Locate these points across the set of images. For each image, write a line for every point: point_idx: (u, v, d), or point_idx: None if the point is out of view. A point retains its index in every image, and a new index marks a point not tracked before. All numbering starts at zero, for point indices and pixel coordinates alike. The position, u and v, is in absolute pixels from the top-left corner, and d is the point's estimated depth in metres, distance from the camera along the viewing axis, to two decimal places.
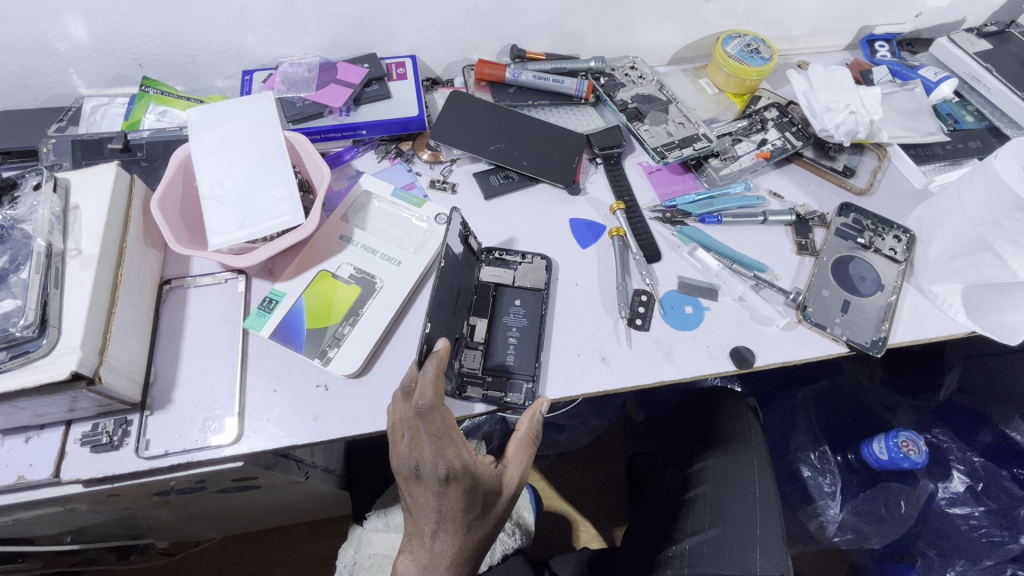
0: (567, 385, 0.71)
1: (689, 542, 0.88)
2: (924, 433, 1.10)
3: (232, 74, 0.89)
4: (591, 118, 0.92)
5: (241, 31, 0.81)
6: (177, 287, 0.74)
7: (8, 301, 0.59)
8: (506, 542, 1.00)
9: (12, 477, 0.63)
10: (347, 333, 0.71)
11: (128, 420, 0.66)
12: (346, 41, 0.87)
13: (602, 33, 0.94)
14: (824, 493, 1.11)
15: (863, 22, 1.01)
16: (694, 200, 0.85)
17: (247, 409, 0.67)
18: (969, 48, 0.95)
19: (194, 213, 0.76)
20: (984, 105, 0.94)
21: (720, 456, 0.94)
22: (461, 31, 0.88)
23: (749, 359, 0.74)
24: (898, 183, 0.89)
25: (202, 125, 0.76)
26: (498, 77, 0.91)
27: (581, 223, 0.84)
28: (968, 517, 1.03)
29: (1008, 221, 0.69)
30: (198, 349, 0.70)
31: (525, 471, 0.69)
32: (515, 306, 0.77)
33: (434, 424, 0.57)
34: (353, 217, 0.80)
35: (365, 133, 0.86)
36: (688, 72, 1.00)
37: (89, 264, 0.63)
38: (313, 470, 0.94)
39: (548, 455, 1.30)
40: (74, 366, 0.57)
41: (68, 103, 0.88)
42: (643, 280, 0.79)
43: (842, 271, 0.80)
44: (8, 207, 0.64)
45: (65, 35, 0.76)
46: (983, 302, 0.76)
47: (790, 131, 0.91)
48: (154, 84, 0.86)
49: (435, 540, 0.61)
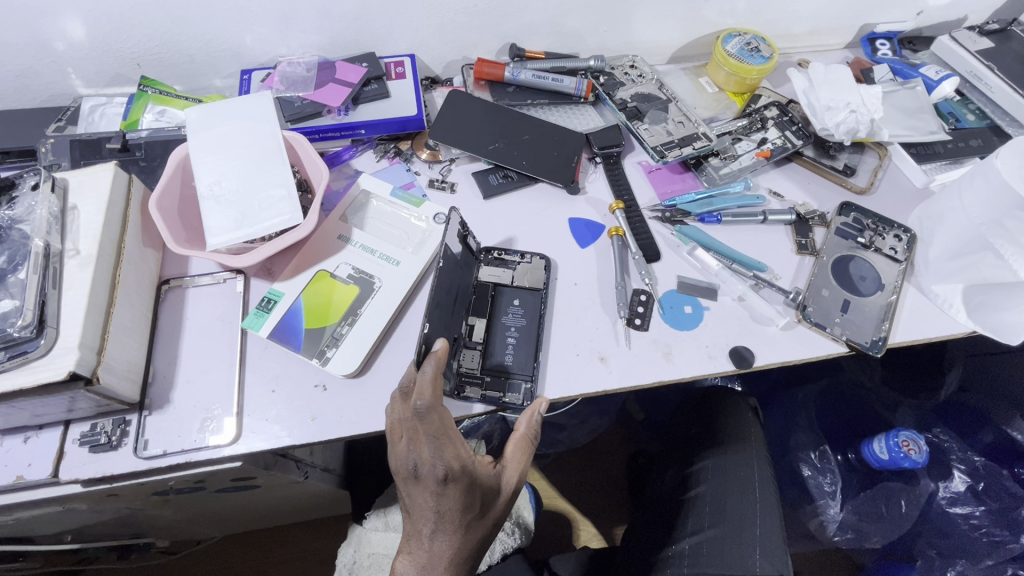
0: (566, 385, 0.71)
1: (688, 541, 0.88)
2: (925, 433, 1.10)
3: (231, 74, 0.89)
4: (590, 118, 0.92)
5: (239, 30, 0.81)
6: (176, 287, 0.74)
7: (7, 301, 0.59)
8: (506, 541, 1.00)
9: (11, 477, 0.63)
10: (345, 333, 0.71)
11: (126, 420, 0.66)
12: (344, 40, 0.87)
13: (601, 31, 0.93)
14: (824, 493, 1.10)
15: (864, 20, 1.01)
16: (693, 199, 0.85)
17: (246, 409, 0.68)
18: (970, 46, 0.95)
19: (193, 213, 0.76)
20: (985, 103, 0.94)
21: (720, 455, 0.94)
22: (459, 29, 0.88)
23: (748, 359, 0.73)
24: (899, 182, 0.89)
25: (200, 124, 0.76)
26: (498, 76, 0.90)
27: (580, 223, 0.83)
28: (968, 517, 1.03)
29: (1009, 220, 0.69)
30: (197, 349, 0.70)
31: (524, 471, 0.69)
32: (513, 306, 0.76)
33: (433, 425, 0.57)
34: (351, 217, 0.80)
35: (363, 132, 0.86)
36: (688, 71, 1.00)
37: (87, 264, 0.63)
38: (312, 469, 0.94)
39: (548, 455, 1.30)
40: (72, 366, 0.57)
41: (67, 103, 0.88)
42: (642, 279, 0.78)
43: (842, 271, 0.79)
44: (6, 207, 0.64)
45: (62, 35, 0.76)
46: (984, 302, 0.76)
47: (790, 130, 0.91)
48: (153, 83, 0.86)
49: (433, 540, 0.61)
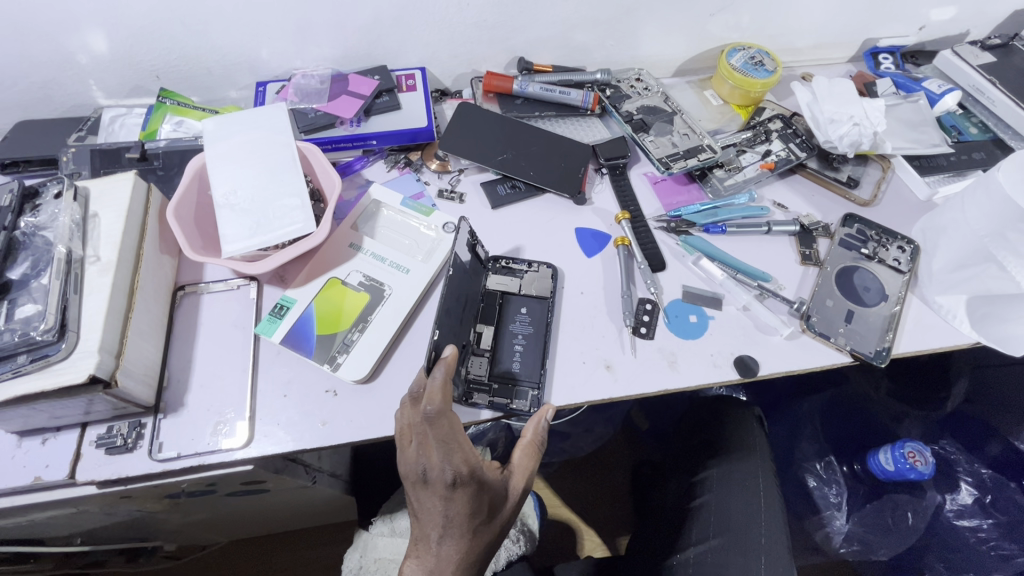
0: (572, 392, 0.72)
1: (694, 550, 0.88)
2: (930, 445, 1.10)
3: (246, 86, 0.91)
4: (596, 130, 0.93)
5: (256, 44, 0.83)
6: (191, 293, 0.76)
7: (29, 305, 0.61)
8: (511, 549, 1.00)
9: (29, 477, 0.65)
10: (355, 339, 0.72)
11: (141, 422, 0.67)
12: (357, 54, 0.89)
13: (607, 45, 0.95)
14: (830, 504, 1.11)
15: (867, 35, 1.02)
16: (698, 210, 0.87)
17: (257, 414, 0.69)
18: (973, 61, 0.96)
19: (208, 221, 0.77)
20: (988, 117, 0.95)
21: (724, 466, 0.94)
22: (469, 43, 0.90)
23: (753, 368, 0.74)
24: (902, 194, 0.90)
25: (216, 135, 0.78)
26: (506, 89, 0.92)
27: (587, 233, 0.85)
28: (976, 530, 1.03)
29: (1011, 232, 0.70)
30: (210, 354, 0.72)
31: (530, 477, 0.70)
32: (521, 314, 0.78)
33: (442, 430, 0.58)
34: (362, 226, 0.81)
35: (375, 143, 0.88)
36: (693, 83, 1.01)
37: (107, 270, 0.64)
38: (320, 475, 0.95)
39: (553, 463, 1.31)
40: (92, 369, 0.59)
41: (87, 114, 0.90)
42: (648, 289, 0.80)
43: (846, 281, 0.80)
44: (30, 215, 0.66)
45: (86, 48, 0.78)
46: (988, 314, 0.77)
47: (794, 142, 0.92)
48: (171, 95, 0.89)
49: (441, 544, 0.62)
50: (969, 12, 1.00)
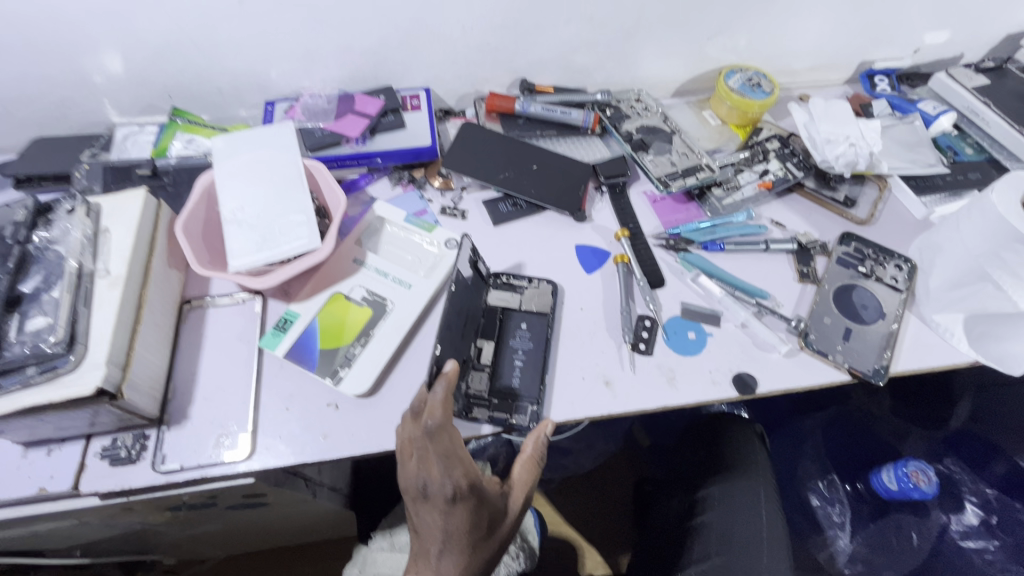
0: (572, 408, 0.73)
1: (695, 569, 0.87)
2: (934, 464, 1.10)
3: (255, 105, 0.94)
4: (597, 149, 0.95)
5: (265, 65, 0.86)
6: (197, 307, 0.77)
7: (41, 318, 0.62)
8: (511, 565, 0.99)
9: (34, 488, 0.65)
10: (358, 354, 0.73)
11: (145, 435, 0.68)
12: (364, 74, 0.92)
13: (608, 67, 0.97)
14: (834, 523, 1.10)
15: (862, 57, 1.04)
16: (697, 228, 0.88)
17: (260, 427, 0.70)
18: (967, 83, 0.98)
19: (216, 236, 0.79)
20: (983, 138, 0.96)
21: (725, 483, 0.94)
22: (473, 65, 0.92)
23: (751, 385, 0.75)
24: (900, 214, 0.91)
25: (226, 152, 0.80)
26: (508, 108, 0.94)
27: (586, 250, 0.86)
28: (983, 551, 1.02)
29: (1007, 252, 0.71)
30: (215, 367, 0.73)
31: (529, 492, 0.70)
32: (521, 329, 0.78)
33: (443, 444, 0.59)
34: (366, 242, 0.83)
35: (379, 161, 0.90)
36: (692, 104, 1.03)
37: (116, 284, 0.66)
38: (320, 488, 0.95)
39: (554, 479, 1.30)
40: (99, 381, 0.60)
41: (101, 131, 0.93)
42: (647, 305, 0.81)
43: (844, 299, 0.81)
44: (43, 230, 0.68)
45: (101, 68, 0.81)
46: (985, 332, 0.77)
47: (791, 162, 0.94)
48: (182, 114, 0.91)
49: (440, 560, 0.62)
50: (961, 35, 1.02)
